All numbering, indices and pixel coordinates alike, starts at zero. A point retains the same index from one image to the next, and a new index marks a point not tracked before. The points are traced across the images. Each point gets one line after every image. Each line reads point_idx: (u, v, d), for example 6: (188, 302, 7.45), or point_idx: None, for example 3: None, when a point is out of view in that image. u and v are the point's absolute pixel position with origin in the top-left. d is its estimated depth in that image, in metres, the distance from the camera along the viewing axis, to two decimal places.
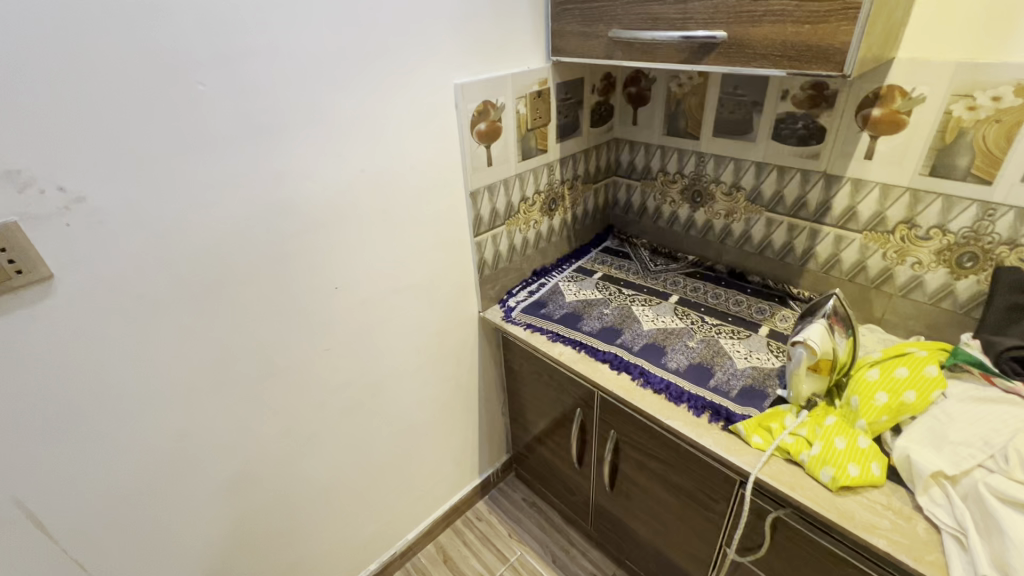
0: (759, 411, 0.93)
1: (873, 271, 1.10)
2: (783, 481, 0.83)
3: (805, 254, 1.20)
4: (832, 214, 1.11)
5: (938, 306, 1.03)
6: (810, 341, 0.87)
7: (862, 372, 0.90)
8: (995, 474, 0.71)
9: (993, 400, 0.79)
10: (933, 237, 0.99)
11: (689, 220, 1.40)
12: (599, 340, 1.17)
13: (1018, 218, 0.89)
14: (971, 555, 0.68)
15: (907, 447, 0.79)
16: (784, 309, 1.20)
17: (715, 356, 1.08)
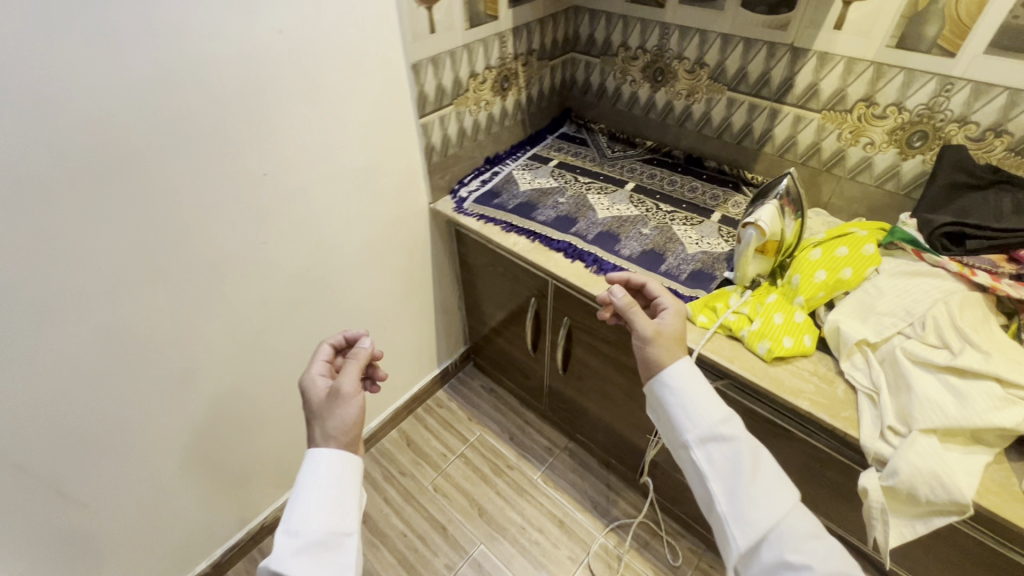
0: (707, 293, 0.96)
1: (827, 153, 1.09)
2: (722, 355, 0.88)
3: (763, 137, 1.17)
4: (793, 93, 1.08)
5: (882, 188, 1.05)
6: (760, 222, 0.88)
7: (805, 253, 0.93)
8: (911, 339, 0.78)
9: (920, 274, 0.83)
10: (889, 115, 0.98)
11: (649, 102, 1.33)
12: (554, 229, 1.14)
13: (974, 94, 0.88)
14: (880, 409, 0.76)
15: (837, 320, 0.84)
16: (737, 195, 1.20)
17: (668, 242, 1.08)
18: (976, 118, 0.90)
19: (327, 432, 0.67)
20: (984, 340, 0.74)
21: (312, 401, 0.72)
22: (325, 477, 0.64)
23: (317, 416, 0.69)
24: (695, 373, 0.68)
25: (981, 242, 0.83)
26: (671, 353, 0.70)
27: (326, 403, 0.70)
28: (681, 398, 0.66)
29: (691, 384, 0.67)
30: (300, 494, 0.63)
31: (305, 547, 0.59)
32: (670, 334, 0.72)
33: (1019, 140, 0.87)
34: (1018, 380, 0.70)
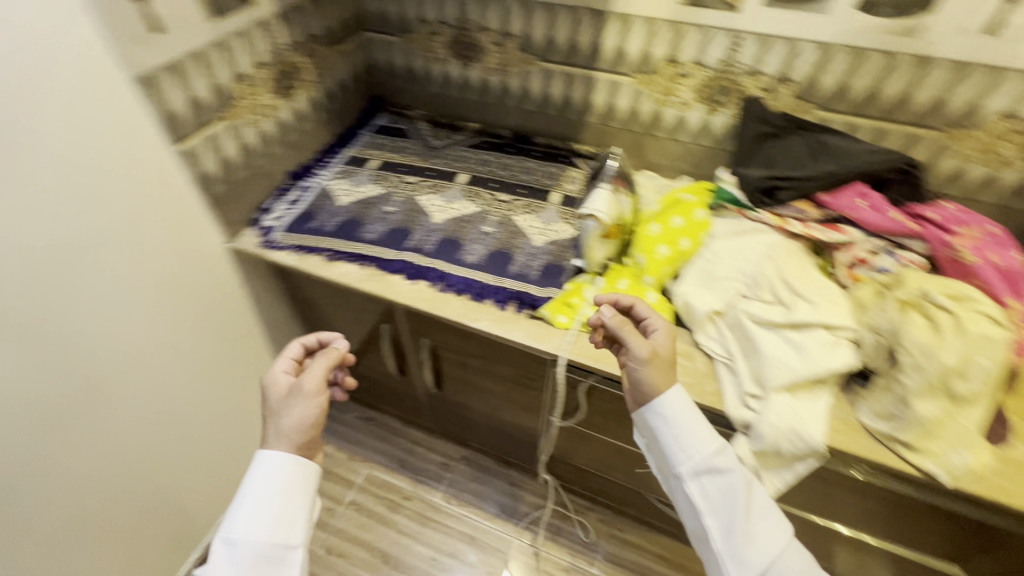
0: (562, 289, 0.90)
1: (645, 116, 1.09)
2: (589, 355, 0.83)
3: (584, 106, 1.13)
4: (604, 58, 1.04)
5: (699, 143, 1.08)
6: (598, 213, 0.84)
7: (645, 228, 0.91)
8: (751, 300, 0.81)
9: (746, 232, 0.86)
10: (693, 73, 0.99)
11: (464, 80, 1.21)
12: (388, 248, 0.99)
13: (759, 45, 0.91)
14: (738, 376, 0.78)
15: (686, 294, 0.84)
16: (572, 169, 1.15)
17: (513, 237, 1.01)
18: (765, 69, 0.94)
19: (280, 435, 0.65)
20: (809, 289, 0.78)
21: (273, 395, 0.69)
22: (276, 491, 0.62)
23: (275, 410, 0.67)
24: (686, 399, 0.65)
25: (792, 193, 0.87)
26: (662, 382, 0.66)
27: (287, 407, 0.66)
28: (672, 430, 0.64)
29: (681, 413, 0.64)
30: (239, 510, 0.61)
31: (244, 561, 0.58)
32: (659, 359, 0.67)
33: (802, 85, 0.93)
34: (842, 323, 0.75)
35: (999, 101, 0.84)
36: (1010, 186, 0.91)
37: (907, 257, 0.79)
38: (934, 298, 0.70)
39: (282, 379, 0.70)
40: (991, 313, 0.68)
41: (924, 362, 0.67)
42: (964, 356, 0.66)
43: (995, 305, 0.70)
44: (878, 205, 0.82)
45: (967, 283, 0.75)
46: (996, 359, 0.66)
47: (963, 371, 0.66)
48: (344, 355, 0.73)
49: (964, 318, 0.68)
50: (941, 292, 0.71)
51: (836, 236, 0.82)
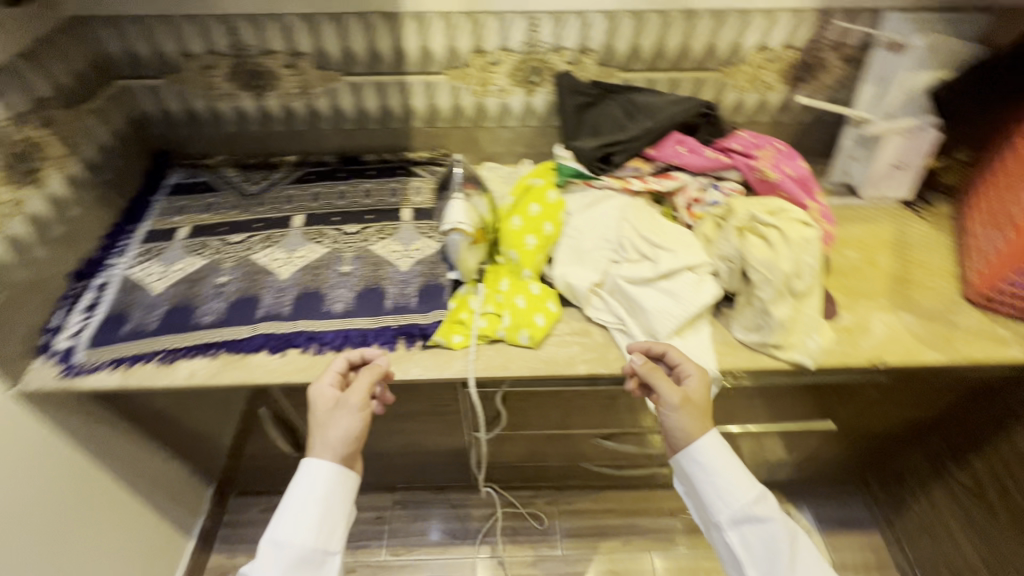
0: (448, 308, 0.86)
1: (470, 111, 1.08)
2: (496, 366, 0.81)
3: (406, 113, 1.08)
4: (411, 60, 1.00)
5: (527, 125, 1.11)
6: (461, 226, 0.84)
7: (506, 224, 0.90)
8: (621, 263, 0.86)
9: (597, 201, 0.91)
10: (502, 59, 1.00)
11: (263, 112, 1.07)
12: (236, 325, 0.85)
13: (554, 23, 0.95)
14: (633, 336, 0.82)
15: (564, 275, 0.87)
16: (414, 180, 1.10)
17: (377, 270, 0.94)
18: (566, 44, 0.98)
19: (325, 441, 0.69)
20: (665, 239, 0.86)
21: (320, 405, 0.72)
22: (318, 500, 0.67)
23: (320, 420, 0.70)
24: (722, 444, 0.71)
25: (623, 154, 0.92)
26: (697, 430, 0.71)
27: (332, 416, 0.71)
28: (713, 478, 0.70)
29: (718, 460, 0.70)
30: (286, 516, 0.66)
31: (285, 564, 0.64)
32: (690, 407, 0.72)
33: (601, 53, 0.99)
34: (699, 261, 0.83)
35: (752, 37, 0.98)
36: (776, 106, 1.09)
37: (728, 186, 0.90)
38: (759, 217, 0.81)
39: (327, 390, 0.73)
40: (800, 217, 0.81)
41: (769, 274, 0.77)
42: (793, 259, 0.78)
43: (801, 210, 0.83)
44: (693, 146, 0.91)
45: (777, 196, 0.87)
46: (815, 254, 0.79)
47: (796, 272, 0.78)
48: (385, 366, 0.76)
49: (785, 228, 0.79)
50: (762, 211, 0.82)
51: (670, 183, 0.90)
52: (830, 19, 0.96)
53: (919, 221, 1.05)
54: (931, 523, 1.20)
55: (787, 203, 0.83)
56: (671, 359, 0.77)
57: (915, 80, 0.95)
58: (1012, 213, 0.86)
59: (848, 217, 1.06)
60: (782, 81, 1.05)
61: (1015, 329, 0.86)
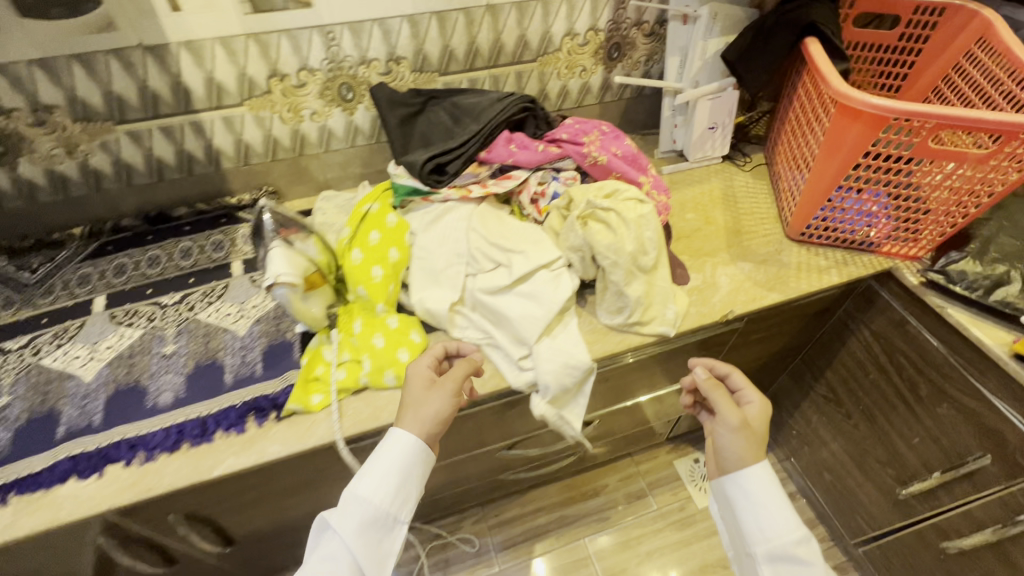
0: (300, 368, 0.77)
1: (287, 140, 0.97)
2: (367, 418, 0.74)
3: (210, 154, 0.94)
4: (198, 97, 0.86)
5: (356, 144, 1.03)
6: (286, 280, 0.67)
7: (347, 259, 0.82)
8: (477, 275, 0.82)
9: (440, 217, 0.86)
10: (307, 80, 0.90)
11: (21, 183, 0.88)
12: (27, 456, 0.69)
13: (353, 34, 0.87)
14: (504, 347, 0.80)
15: (422, 300, 0.82)
16: (240, 227, 0.98)
17: (210, 341, 0.82)
18: (373, 55, 0.91)
19: (417, 415, 0.67)
20: (515, 242, 0.84)
21: (414, 384, 0.71)
22: (397, 465, 0.64)
23: (414, 398, 0.69)
24: (771, 477, 0.73)
25: (458, 161, 0.86)
26: (752, 453, 0.74)
27: (425, 396, 0.69)
28: (753, 497, 0.72)
29: (766, 489, 0.72)
30: (367, 475, 0.64)
31: (359, 523, 0.62)
32: (748, 432, 0.75)
33: (413, 60, 0.94)
34: (551, 257, 0.82)
35: (559, 25, 0.98)
36: (598, 87, 1.12)
37: (566, 176, 0.90)
38: (597, 203, 0.82)
39: (420, 376, 0.71)
40: (634, 195, 0.83)
41: (617, 258, 0.78)
42: (636, 239, 0.80)
43: (634, 187, 0.85)
44: (523, 142, 0.89)
45: (612, 178, 0.89)
46: (654, 229, 0.82)
47: (641, 250, 0.81)
48: (477, 361, 0.74)
49: (622, 210, 0.81)
50: (599, 196, 0.83)
51: (510, 183, 0.88)
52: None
53: (740, 173, 1.15)
54: (805, 434, 1.35)
55: (620, 183, 0.85)
56: (733, 384, 0.82)
57: (709, 46, 1.02)
58: (806, 156, 0.96)
59: (682, 181, 1.12)
60: (598, 62, 1.07)
61: (830, 256, 0.97)
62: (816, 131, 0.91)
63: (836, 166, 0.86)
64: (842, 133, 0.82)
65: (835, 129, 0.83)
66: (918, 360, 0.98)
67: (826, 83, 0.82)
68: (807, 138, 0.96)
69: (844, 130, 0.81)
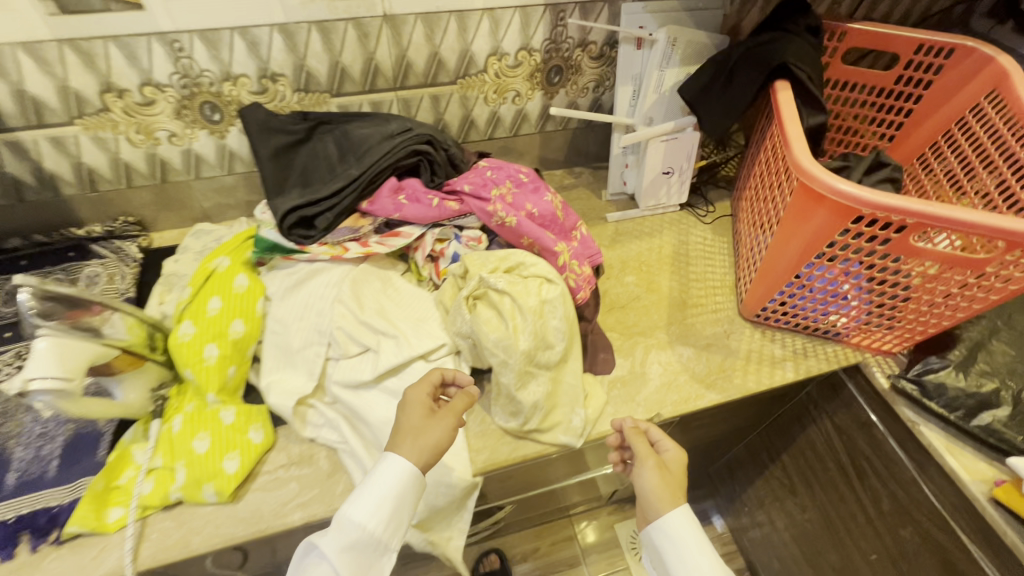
0: (100, 471, 0.61)
1: (142, 165, 0.79)
2: (171, 545, 0.59)
3: (43, 179, 0.77)
4: (9, 112, 0.68)
5: (235, 172, 0.85)
6: (50, 384, 0.51)
7: (175, 333, 0.65)
8: (340, 360, 0.67)
9: (304, 281, 0.70)
10: (155, 98, 0.72)
11: None
12: None
13: (207, 44, 0.69)
14: (360, 459, 0.63)
15: (269, 386, 0.66)
16: (85, 266, 0.81)
17: (4, 423, 0.66)
18: (238, 70, 0.73)
19: (415, 443, 0.54)
20: (390, 321, 0.67)
21: (408, 410, 0.57)
22: (393, 489, 0.52)
23: (410, 425, 0.56)
24: (695, 526, 0.58)
25: (327, 216, 0.70)
26: (671, 493, 0.59)
27: (424, 424, 0.56)
28: (677, 538, 0.57)
29: (688, 533, 0.57)
30: (362, 495, 0.52)
31: (344, 557, 0.50)
32: (665, 472, 0.60)
33: (294, 77, 0.76)
34: (431, 346, 0.66)
35: (482, 43, 0.80)
36: (537, 115, 0.94)
37: (468, 236, 0.74)
38: (491, 283, 0.65)
39: (414, 404, 0.57)
40: (541, 274, 0.67)
41: (507, 356, 0.63)
42: (535, 332, 0.64)
43: (543, 262, 0.69)
44: (416, 194, 0.72)
45: (522, 244, 0.72)
46: (562, 317, 0.66)
47: (539, 346, 0.65)
48: (476, 392, 0.60)
49: (522, 294, 0.65)
50: (496, 273, 0.66)
51: (395, 244, 0.71)
52: (565, 15, 0.81)
53: (699, 226, 0.98)
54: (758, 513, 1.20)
55: (525, 255, 0.69)
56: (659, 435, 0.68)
57: (665, 78, 0.85)
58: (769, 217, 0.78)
59: (629, 233, 0.96)
60: (534, 87, 0.89)
61: (787, 345, 0.81)
62: (777, 203, 0.74)
63: (797, 251, 0.70)
64: (806, 215, 0.66)
65: (798, 210, 0.66)
66: (883, 472, 0.82)
67: (792, 152, 0.65)
68: (768, 207, 0.79)
69: (809, 213, 0.65)
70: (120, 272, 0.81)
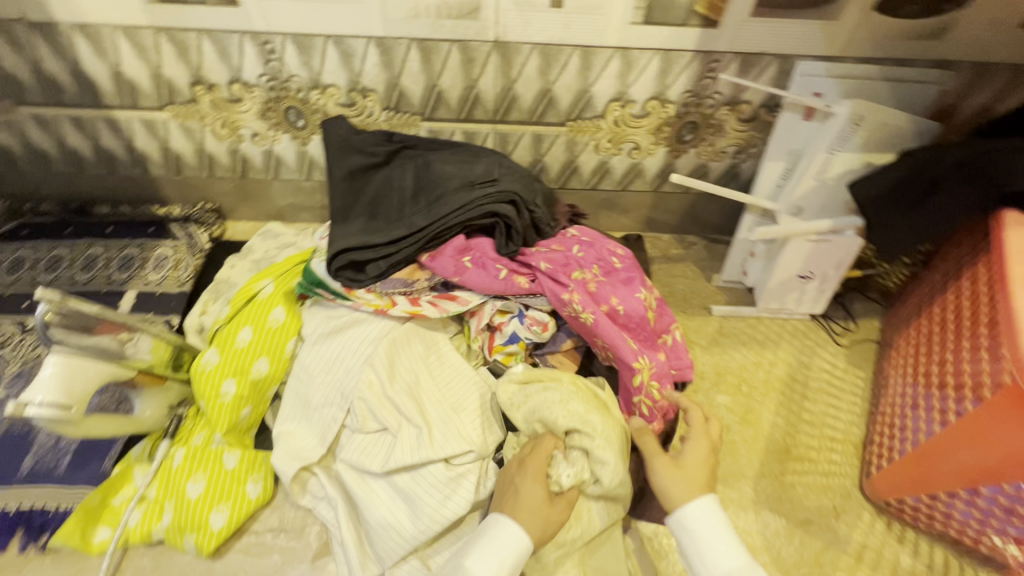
0: (100, 484, 0.58)
1: (224, 158, 0.76)
2: None
3: (133, 157, 0.76)
4: (106, 91, 0.67)
5: (313, 178, 0.80)
6: (48, 410, 0.48)
7: (199, 358, 0.61)
8: (354, 432, 0.58)
9: (342, 329, 0.62)
10: (242, 96, 0.67)
11: None
12: None
13: (299, 50, 0.62)
14: (347, 557, 0.55)
15: (279, 438, 0.60)
16: (157, 246, 0.80)
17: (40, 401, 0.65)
18: (329, 80, 0.65)
19: (538, 521, 0.48)
20: (420, 402, 0.58)
21: (526, 487, 0.50)
22: (514, 554, 0.46)
23: (523, 500, 0.49)
24: (720, 521, 0.47)
25: (381, 263, 0.61)
26: (690, 484, 0.49)
27: (545, 504, 0.49)
28: (697, 535, 0.46)
29: (710, 531, 0.46)
30: (482, 551, 0.45)
31: None
32: (679, 471, 0.50)
33: (385, 95, 0.67)
34: (456, 450, 0.55)
35: (606, 85, 0.66)
36: (655, 172, 0.78)
37: (534, 318, 0.63)
38: (561, 471, 0.52)
39: (532, 487, 0.50)
40: (619, 479, 0.53)
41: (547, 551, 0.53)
42: (588, 525, 0.54)
43: (624, 450, 0.54)
44: (483, 259, 0.62)
45: (594, 344, 0.60)
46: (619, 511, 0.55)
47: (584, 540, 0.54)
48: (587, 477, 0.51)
49: (589, 483, 0.53)
50: (575, 458, 0.53)
51: (449, 310, 0.62)
52: (717, 66, 0.64)
53: (828, 348, 0.77)
54: None
55: (612, 436, 0.54)
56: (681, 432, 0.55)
57: (833, 164, 0.65)
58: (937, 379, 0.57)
59: (734, 335, 0.78)
60: (658, 142, 0.74)
61: (919, 552, 0.60)
62: (955, 375, 0.54)
63: (964, 455, 0.50)
64: (1003, 423, 0.46)
65: (989, 409, 0.47)
66: None
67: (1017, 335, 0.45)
68: (938, 368, 0.58)
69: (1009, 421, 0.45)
70: (185, 260, 0.78)
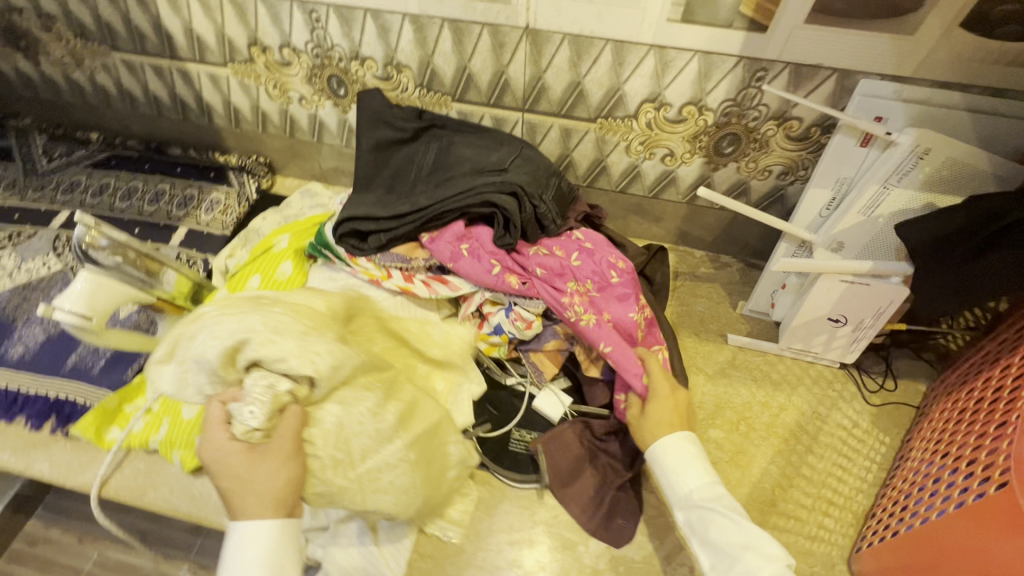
0: (120, 390, 0.67)
1: (275, 117, 0.82)
2: (133, 488, 0.62)
3: (201, 107, 0.84)
4: (179, 44, 0.74)
5: (353, 146, 0.83)
6: (73, 311, 0.55)
7: (213, 297, 0.66)
8: None
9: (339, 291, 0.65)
10: (291, 61, 0.72)
11: (44, 78, 0.88)
12: None
13: (341, 21, 0.65)
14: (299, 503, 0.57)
15: None
16: (213, 190, 0.87)
17: None
18: (367, 52, 0.68)
19: (262, 496, 0.44)
20: None
21: (230, 461, 0.44)
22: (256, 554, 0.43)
23: (239, 481, 0.44)
24: (687, 450, 0.51)
25: (381, 237, 0.64)
26: (657, 426, 0.54)
27: (262, 468, 0.44)
28: (674, 459, 0.51)
29: (678, 457, 0.51)
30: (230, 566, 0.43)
31: None
32: (643, 421, 0.55)
33: (418, 72, 0.68)
34: None
35: (639, 83, 0.63)
36: (690, 183, 0.73)
37: (519, 315, 0.62)
38: (241, 418, 0.44)
39: (228, 449, 0.44)
40: (309, 365, 0.44)
41: (333, 478, 0.47)
42: (350, 413, 0.48)
43: (308, 337, 0.46)
44: (479, 250, 0.62)
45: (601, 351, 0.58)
46: (349, 370, 0.47)
47: (374, 431, 0.49)
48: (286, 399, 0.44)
49: (285, 388, 0.44)
50: (251, 388, 0.44)
51: (439, 293, 0.63)
52: (763, 74, 0.58)
53: (853, 404, 0.69)
54: None
55: (279, 329, 0.45)
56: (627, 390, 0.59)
57: (884, 199, 0.58)
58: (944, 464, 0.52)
59: (746, 371, 0.72)
60: (694, 151, 0.69)
61: None
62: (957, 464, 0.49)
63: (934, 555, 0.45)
64: (992, 537, 0.41)
65: (979, 522, 0.42)
66: None
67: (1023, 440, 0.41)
68: (949, 452, 0.52)
69: (1000, 535, 0.40)
70: (232, 207, 0.86)
